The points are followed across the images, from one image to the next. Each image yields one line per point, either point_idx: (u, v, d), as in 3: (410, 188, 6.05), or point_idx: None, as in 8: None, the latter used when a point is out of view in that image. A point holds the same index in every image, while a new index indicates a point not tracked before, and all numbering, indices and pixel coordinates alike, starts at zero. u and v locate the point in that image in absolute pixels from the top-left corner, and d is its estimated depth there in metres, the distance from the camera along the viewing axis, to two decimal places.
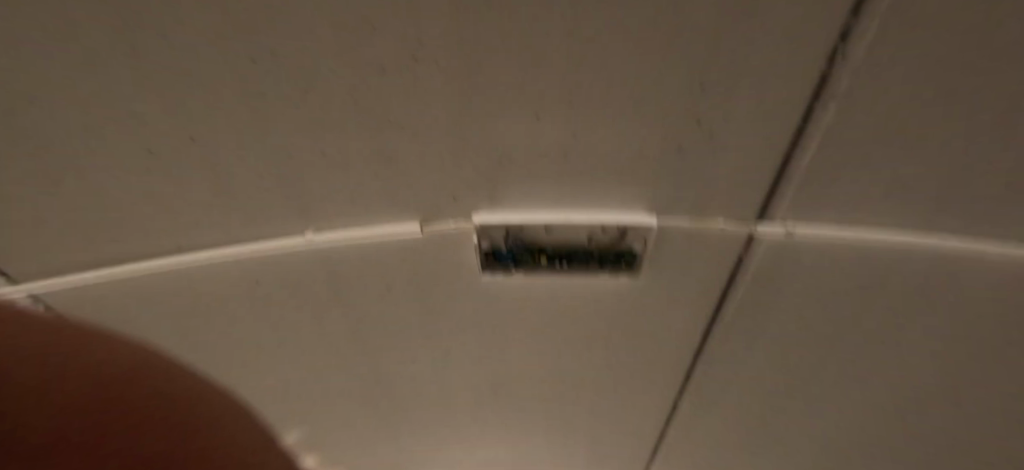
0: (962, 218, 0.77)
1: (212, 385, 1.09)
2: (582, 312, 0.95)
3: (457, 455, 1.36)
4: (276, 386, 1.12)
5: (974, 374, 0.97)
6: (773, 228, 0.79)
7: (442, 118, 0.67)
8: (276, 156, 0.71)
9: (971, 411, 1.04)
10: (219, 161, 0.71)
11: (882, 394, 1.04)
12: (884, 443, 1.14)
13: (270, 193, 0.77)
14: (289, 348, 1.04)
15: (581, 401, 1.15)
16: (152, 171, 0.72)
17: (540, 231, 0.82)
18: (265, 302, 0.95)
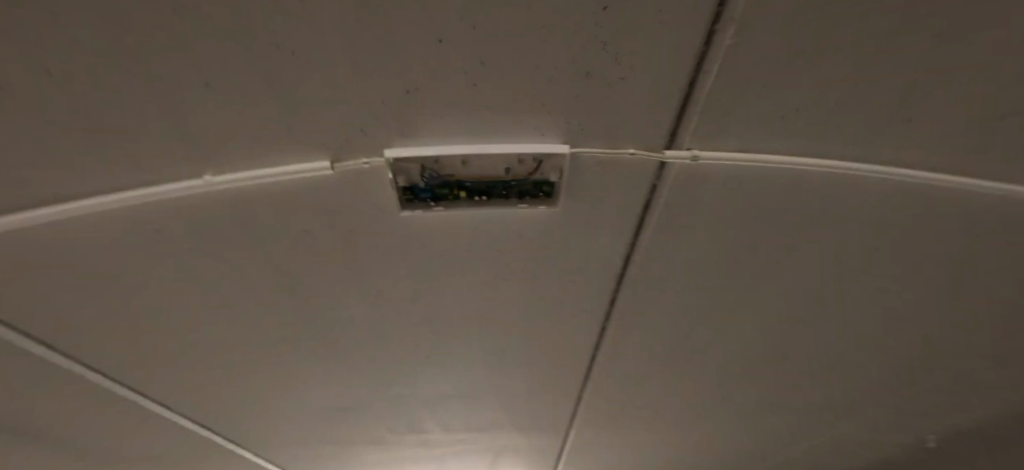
0: (848, 137, 0.84)
1: (144, 343, 1.07)
2: (508, 246, 0.97)
3: (399, 395, 1.40)
4: (213, 343, 1.10)
5: (863, 286, 1.09)
6: (680, 154, 0.82)
7: (357, 41, 0.66)
8: (187, 93, 0.70)
9: (861, 321, 1.17)
10: (128, 98, 0.69)
11: (787, 311, 1.14)
12: (792, 355, 1.26)
13: (183, 134, 0.75)
14: (223, 304, 1.02)
15: (515, 332, 1.20)
16: (54, 110, 0.69)
17: (457, 165, 0.82)
18: (189, 258, 0.93)
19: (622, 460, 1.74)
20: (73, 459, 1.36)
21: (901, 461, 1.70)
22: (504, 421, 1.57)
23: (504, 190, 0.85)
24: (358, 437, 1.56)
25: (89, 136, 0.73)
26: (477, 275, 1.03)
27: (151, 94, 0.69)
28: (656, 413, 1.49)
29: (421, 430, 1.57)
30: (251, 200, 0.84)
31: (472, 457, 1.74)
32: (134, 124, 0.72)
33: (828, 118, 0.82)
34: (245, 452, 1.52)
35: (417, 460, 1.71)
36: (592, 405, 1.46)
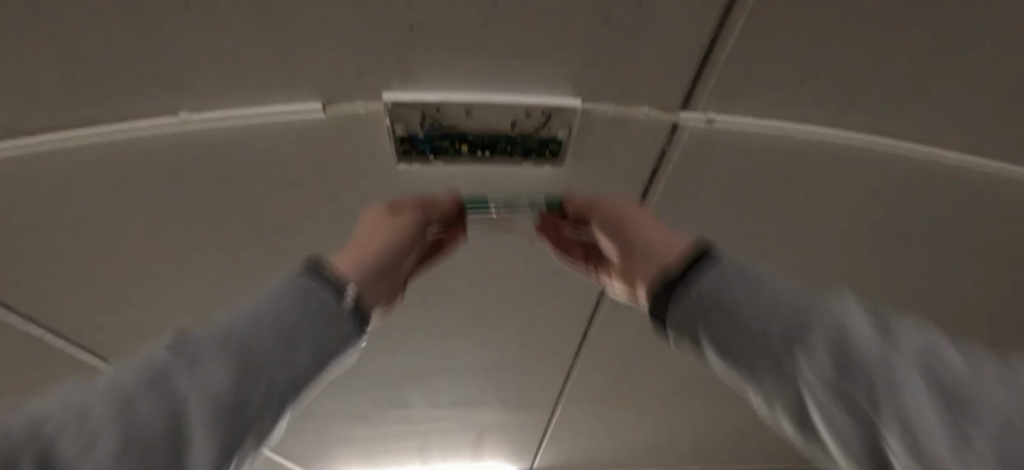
0: (870, 111, 0.81)
1: (122, 300, 1.02)
2: (508, 204, 0.95)
3: (385, 367, 1.35)
4: (191, 306, 1.05)
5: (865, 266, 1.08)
6: (693, 116, 0.80)
7: None
8: (177, 19, 0.65)
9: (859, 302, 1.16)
10: (113, 24, 0.64)
11: None
12: None
13: (171, 69, 0.70)
14: (206, 261, 0.97)
15: (509, 296, 1.18)
16: (30, 34, 0.64)
17: (460, 117, 0.78)
18: (171, 211, 0.87)
19: (608, 433, 1.74)
20: None
21: None
22: (491, 397, 1.54)
23: (508, 146, 0.82)
24: (339, 412, 1.51)
25: (67, 64, 0.68)
26: (474, 227, 1.01)
27: (136, 18, 0.64)
28: (644, 380, 1.50)
29: (404, 405, 1.53)
30: (238, 145, 0.80)
31: (456, 435, 1.70)
32: (118, 52, 0.67)
33: (853, 92, 0.78)
34: None
35: (399, 436, 1.67)
36: (582, 374, 1.45)
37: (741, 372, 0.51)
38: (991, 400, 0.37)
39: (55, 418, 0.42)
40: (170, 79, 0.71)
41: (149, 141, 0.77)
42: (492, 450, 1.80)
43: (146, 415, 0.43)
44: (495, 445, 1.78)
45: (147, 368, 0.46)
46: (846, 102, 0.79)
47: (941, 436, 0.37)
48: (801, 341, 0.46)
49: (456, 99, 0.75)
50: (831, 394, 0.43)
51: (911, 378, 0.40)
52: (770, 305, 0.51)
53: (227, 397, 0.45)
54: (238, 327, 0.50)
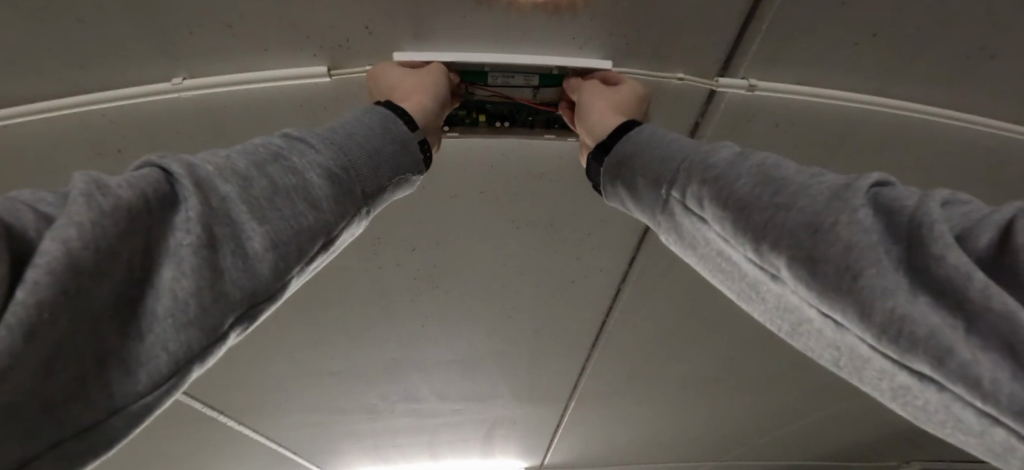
0: (921, 79, 0.77)
1: None
2: (528, 182, 0.92)
3: (395, 359, 1.30)
4: None
5: None
6: (735, 82, 0.75)
7: None
8: None
9: None
10: None
11: None
12: None
13: (188, 28, 0.67)
14: None
15: (526, 288, 1.13)
16: None
17: (482, 81, 0.76)
18: None
19: (623, 428, 1.69)
20: None
21: (897, 421, 1.74)
22: (504, 390, 1.48)
23: (530, 115, 0.81)
24: (347, 406, 1.46)
25: (77, 21, 0.64)
26: (489, 210, 0.95)
27: None
28: (664, 374, 1.44)
29: (414, 399, 1.48)
30: (236, 113, 0.75)
31: (468, 429, 1.65)
32: (134, 9, 0.64)
33: (905, 58, 0.74)
34: (225, 421, 1.41)
35: (410, 431, 1.62)
36: (599, 368, 1.39)
37: (659, 196, 0.57)
38: (835, 182, 0.43)
39: (210, 163, 0.45)
40: (172, 39, 0.67)
41: (142, 108, 0.73)
42: (503, 445, 1.75)
43: (242, 164, 0.46)
44: (507, 440, 1.72)
45: (275, 146, 0.49)
46: (892, 67, 0.75)
47: (784, 197, 0.44)
48: (702, 156, 0.53)
49: (478, 61, 0.72)
50: (715, 179, 0.50)
51: (776, 169, 0.47)
52: (682, 143, 0.58)
53: (340, 178, 0.50)
54: (339, 131, 0.54)
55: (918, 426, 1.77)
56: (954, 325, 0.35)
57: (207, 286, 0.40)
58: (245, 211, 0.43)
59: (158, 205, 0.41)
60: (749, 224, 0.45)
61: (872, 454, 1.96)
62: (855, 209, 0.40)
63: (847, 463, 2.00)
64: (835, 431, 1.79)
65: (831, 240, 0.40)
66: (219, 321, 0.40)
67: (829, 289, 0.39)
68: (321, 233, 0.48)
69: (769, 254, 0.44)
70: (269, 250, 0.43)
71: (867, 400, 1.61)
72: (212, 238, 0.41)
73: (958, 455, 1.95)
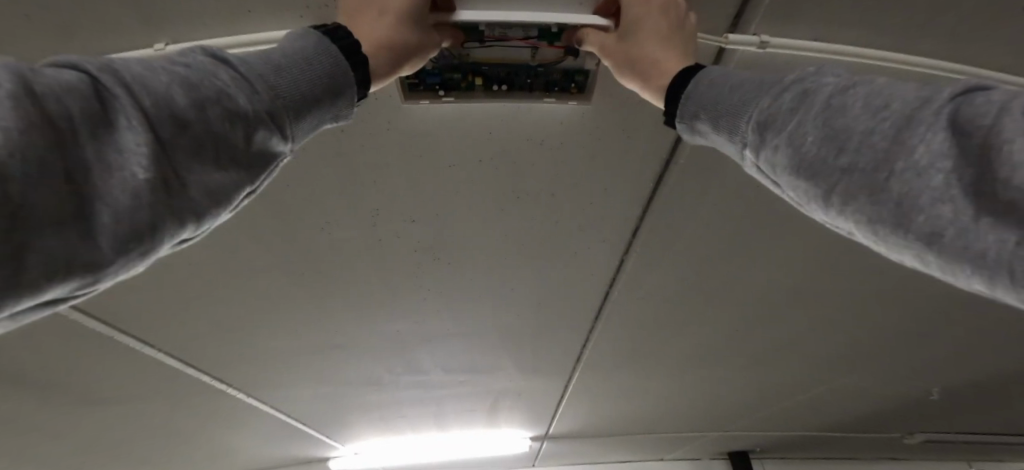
0: (942, 36, 0.73)
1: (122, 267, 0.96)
2: (528, 152, 0.89)
3: (398, 333, 1.30)
4: (201, 267, 1.00)
5: None
6: (747, 39, 0.71)
7: None
8: None
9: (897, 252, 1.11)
10: None
11: (821, 237, 1.08)
12: (818, 283, 1.22)
13: None
14: None
15: (528, 260, 1.11)
16: None
17: (479, 43, 0.72)
18: None
19: (628, 398, 1.69)
20: (39, 405, 1.24)
21: (902, 393, 1.73)
22: (508, 363, 1.49)
23: (527, 78, 0.78)
24: (352, 379, 1.47)
25: None
26: (491, 181, 0.93)
27: None
28: (669, 345, 1.43)
29: (420, 371, 1.48)
30: None
31: (473, 401, 1.66)
32: None
33: (928, 13, 0.70)
34: (233, 393, 1.42)
35: (415, 402, 1.63)
36: (603, 339, 1.39)
37: (732, 150, 0.54)
38: (902, 106, 0.40)
39: (152, 86, 0.41)
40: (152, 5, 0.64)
41: None
42: (509, 415, 1.77)
43: (183, 97, 0.42)
44: (512, 410, 1.74)
45: (216, 73, 0.45)
46: (913, 23, 0.71)
47: (848, 148, 0.41)
48: (764, 99, 0.50)
49: (474, 21, 0.67)
50: (781, 133, 0.46)
51: (839, 109, 0.43)
52: (756, 79, 0.54)
53: (282, 117, 0.48)
54: (297, 54, 0.52)
55: (924, 397, 1.76)
56: (1005, 240, 0.33)
57: (156, 220, 0.40)
58: (191, 148, 0.42)
59: (89, 122, 0.38)
60: (812, 188, 0.43)
61: (876, 424, 1.96)
62: (912, 151, 0.38)
63: (848, 431, 2.01)
64: (840, 402, 1.79)
65: (892, 189, 0.38)
66: (155, 245, 0.41)
67: (891, 231, 0.39)
68: (247, 181, 0.47)
69: (836, 213, 0.42)
70: (206, 197, 0.44)
71: (874, 372, 1.60)
72: (162, 175, 0.40)
73: (963, 425, 1.95)
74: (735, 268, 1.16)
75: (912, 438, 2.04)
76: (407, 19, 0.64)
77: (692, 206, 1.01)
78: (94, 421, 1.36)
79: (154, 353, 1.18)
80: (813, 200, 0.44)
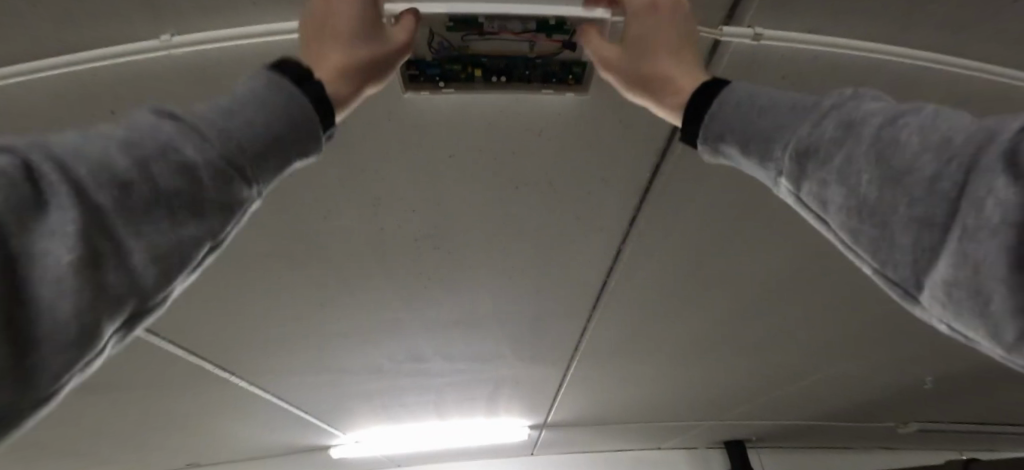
0: (932, 28, 0.74)
1: None
2: (526, 142, 0.90)
3: (399, 321, 1.32)
4: None
5: None
6: (740, 32, 0.73)
7: None
8: None
9: None
10: None
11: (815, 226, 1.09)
12: (813, 273, 1.23)
13: None
14: None
15: (527, 250, 1.13)
16: None
17: (478, 36, 0.73)
18: None
19: (625, 387, 1.72)
20: None
21: (895, 382, 1.76)
22: (507, 351, 1.51)
23: (526, 70, 0.79)
24: (354, 367, 1.49)
25: None
26: (489, 170, 0.95)
27: None
28: (665, 334, 1.45)
29: (420, 360, 1.50)
30: (226, 70, 0.74)
31: (472, 389, 1.69)
32: None
33: (918, 5, 0.71)
34: (237, 381, 1.44)
35: (416, 390, 1.66)
36: (600, 328, 1.41)
37: (770, 180, 0.49)
38: (974, 141, 0.34)
39: (86, 158, 0.36)
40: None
41: (132, 67, 0.71)
42: (508, 403, 1.79)
43: (122, 162, 0.36)
44: (511, 398, 1.76)
45: (160, 132, 0.39)
46: (904, 14, 0.72)
47: (909, 195, 0.36)
48: (802, 129, 0.44)
49: (473, 13, 0.69)
50: (828, 168, 0.41)
51: (893, 142, 0.37)
52: (790, 100, 0.49)
53: (243, 162, 0.41)
54: (253, 97, 0.46)
55: (918, 386, 1.78)
56: None
57: (92, 306, 0.33)
58: (137, 209, 0.36)
59: (10, 206, 0.32)
60: (871, 235, 0.38)
61: (870, 413, 1.99)
62: (981, 207, 0.32)
63: (843, 419, 2.04)
64: (835, 391, 1.82)
65: (968, 247, 0.32)
66: (102, 336, 0.34)
67: (969, 298, 0.33)
68: (209, 242, 0.40)
69: (913, 269, 0.37)
70: (156, 267, 0.37)
71: (868, 360, 1.63)
72: (93, 249, 0.34)
73: (955, 413, 1.98)
74: (730, 257, 1.18)
75: (906, 427, 2.07)
76: (359, 31, 0.63)
77: (688, 195, 1.02)
78: (100, 407, 1.39)
79: (158, 341, 1.20)
80: (873, 248, 0.39)
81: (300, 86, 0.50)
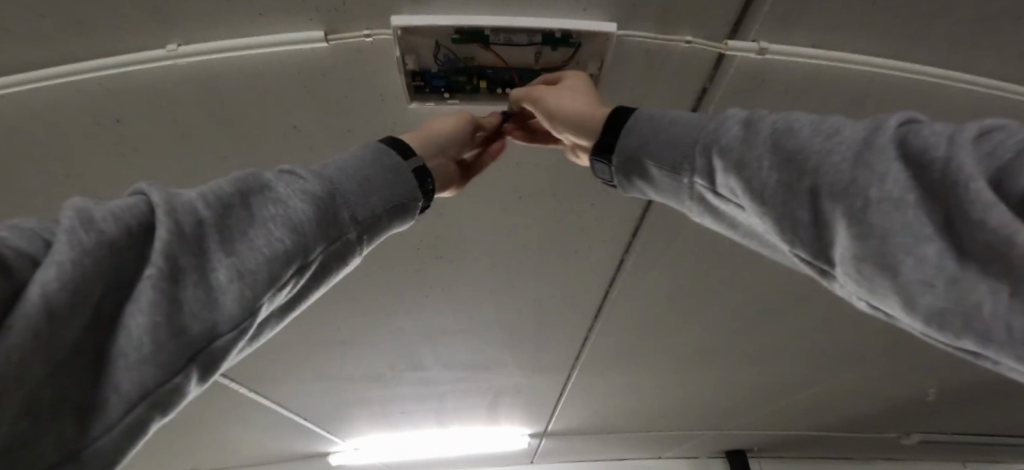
0: (937, 42, 0.74)
1: None
2: (530, 152, 0.90)
3: (400, 329, 1.31)
4: None
5: None
6: (745, 46, 0.73)
7: None
8: None
9: None
10: None
11: None
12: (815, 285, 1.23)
13: None
14: None
15: (529, 259, 1.13)
16: None
17: (483, 50, 0.73)
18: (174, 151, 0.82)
19: (626, 396, 1.71)
20: None
21: (898, 394, 1.75)
22: (509, 360, 1.50)
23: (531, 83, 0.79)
24: (354, 374, 1.49)
25: None
26: (492, 179, 0.95)
27: None
28: (666, 344, 1.45)
29: (421, 368, 1.50)
30: (233, 80, 0.74)
31: (472, 397, 1.68)
32: None
33: (924, 19, 0.71)
34: (236, 387, 1.44)
35: (415, 398, 1.65)
36: (602, 337, 1.41)
37: (683, 183, 0.56)
38: (857, 134, 0.42)
39: (198, 194, 0.46)
40: (163, 6, 0.65)
41: (139, 76, 0.71)
42: (507, 411, 1.78)
43: (228, 196, 0.46)
44: (511, 407, 1.75)
45: (266, 177, 0.50)
46: (912, 30, 0.72)
47: (807, 174, 0.43)
48: (710, 132, 0.52)
49: (480, 25, 0.69)
50: (733, 158, 0.48)
51: (790, 134, 0.45)
52: (695, 115, 0.58)
53: (331, 205, 0.50)
54: (347, 154, 0.57)
55: (920, 399, 1.78)
56: (999, 290, 0.33)
57: (187, 320, 0.41)
58: (219, 241, 0.44)
59: (138, 234, 0.41)
60: (777, 212, 0.44)
61: (872, 424, 1.97)
62: (880, 178, 0.39)
63: (844, 430, 2.03)
64: (836, 402, 1.81)
65: (863, 219, 0.38)
66: (203, 344, 0.41)
67: (876, 271, 0.38)
68: (300, 264, 0.46)
69: (827, 246, 0.42)
70: (236, 281, 0.43)
71: (870, 372, 1.62)
72: (176, 268, 0.41)
73: (957, 425, 1.97)
74: (733, 268, 1.17)
75: (908, 439, 2.06)
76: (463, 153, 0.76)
77: None
78: None
79: None
80: (783, 230, 0.45)
81: (399, 154, 0.60)
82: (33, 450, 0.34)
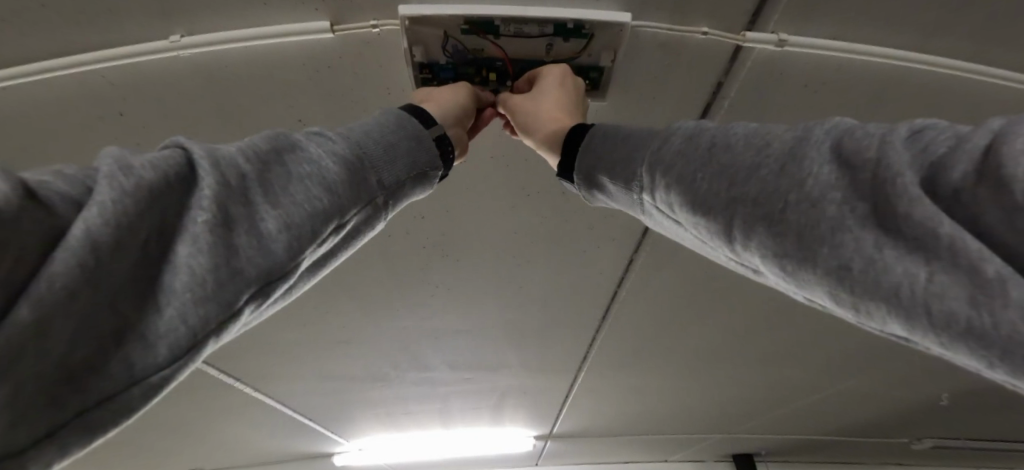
0: (963, 34, 0.71)
1: None
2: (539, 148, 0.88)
3: (405, 328, 1.30)
4: None
5: None
6: (764, 36, 0.71)
7: None
8: None
9: None
10: None
11: None
12: None
13: None
14: None
15: (536, 259, 1.11)
16: None
17: (494, 40, 0.71)
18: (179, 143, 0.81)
19: (633, 398, 1.69)
20: None
21: (910, 398, 1.71)
22: (515, 360, 1.48)
23: None
24: (359, 374, 1.47)
25: None
26: (500, 177, 0.93)
27: None
28: (675, 345, 1.43)
29: (425, 368, 1.48)
30: (237, 72, 0.73)
31: (478, 398, 1.66)
32: None
33: (950, 8, 0.68)
34: (240, 387, 1.42)
35: (420, 398, 1.63)
36: (610, 338, 1.38)
37: (633, 197, 0.58)
38: (784, 143, 0.43)
39: (231, 149, 0.46)
40: None
41: (142, 68, 0.70)
42: (513, 412, 1.76)
43: (257, 151, 0.47)
44: (516, 408, 1.74)
45: (295, 136, 0.50)
46: (937, 19, 0.70)
47: (737, 182, 0.44)
48: (656, 148, 0.54)
49: (490, 15, 0.67)
50: (670, 173, 0.51)
51: (724, 147, 0.47)
52: (641, 130, 0.60)
53: (360, 163, 0.51)
54: (371, 120, 0.58)
55: (933, 404, 1.74)
56: (916, 275, 0.33)
57: (230, 257, 0.41)
58: (260, 193, 0.45)
59: (179, 181, 0.42)
60: (712, 221, 0.46)
61: (884, 429, 1.94)
62: (803, 182, 0.40)
63: (854, 435, 1.99)
64: (847, 406, 1.77)
65: (791, 223, 0.40)
66: (250, 280, 0.42)
67: (795, 262, 0.40)
68: (336, 215, 0.47)
69: (746, 251, 0.44)
70: (282, 230, 0.44)
71: (882, 376, 1.59)
72: (226, 217, 0.42)
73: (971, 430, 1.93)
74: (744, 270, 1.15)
75: (920, 444, 2.03)
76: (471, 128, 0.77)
77: None
78: None
79: None
80: (716, 233, 0.46)
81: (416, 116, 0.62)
82: (85, 374, 0.35)
